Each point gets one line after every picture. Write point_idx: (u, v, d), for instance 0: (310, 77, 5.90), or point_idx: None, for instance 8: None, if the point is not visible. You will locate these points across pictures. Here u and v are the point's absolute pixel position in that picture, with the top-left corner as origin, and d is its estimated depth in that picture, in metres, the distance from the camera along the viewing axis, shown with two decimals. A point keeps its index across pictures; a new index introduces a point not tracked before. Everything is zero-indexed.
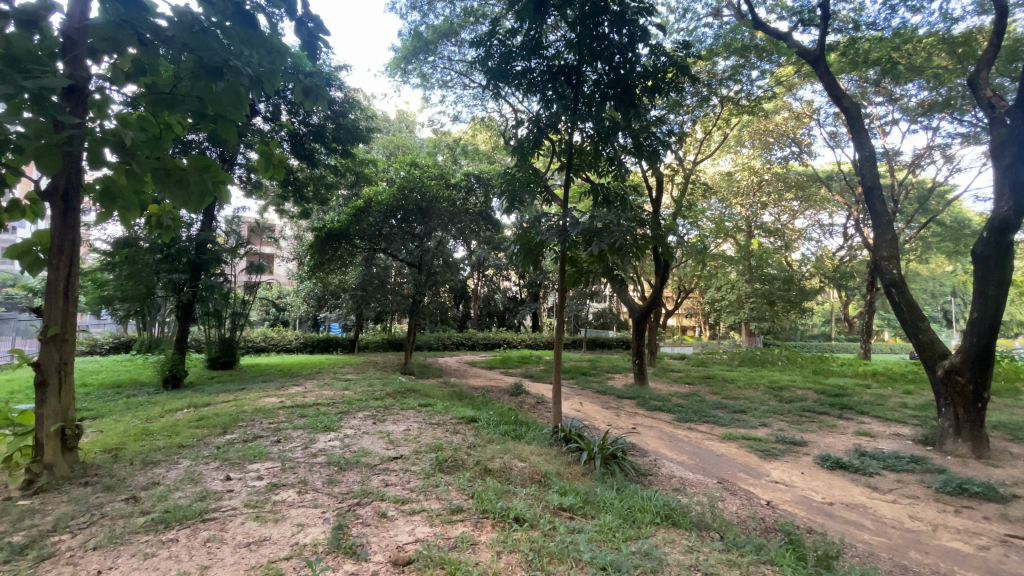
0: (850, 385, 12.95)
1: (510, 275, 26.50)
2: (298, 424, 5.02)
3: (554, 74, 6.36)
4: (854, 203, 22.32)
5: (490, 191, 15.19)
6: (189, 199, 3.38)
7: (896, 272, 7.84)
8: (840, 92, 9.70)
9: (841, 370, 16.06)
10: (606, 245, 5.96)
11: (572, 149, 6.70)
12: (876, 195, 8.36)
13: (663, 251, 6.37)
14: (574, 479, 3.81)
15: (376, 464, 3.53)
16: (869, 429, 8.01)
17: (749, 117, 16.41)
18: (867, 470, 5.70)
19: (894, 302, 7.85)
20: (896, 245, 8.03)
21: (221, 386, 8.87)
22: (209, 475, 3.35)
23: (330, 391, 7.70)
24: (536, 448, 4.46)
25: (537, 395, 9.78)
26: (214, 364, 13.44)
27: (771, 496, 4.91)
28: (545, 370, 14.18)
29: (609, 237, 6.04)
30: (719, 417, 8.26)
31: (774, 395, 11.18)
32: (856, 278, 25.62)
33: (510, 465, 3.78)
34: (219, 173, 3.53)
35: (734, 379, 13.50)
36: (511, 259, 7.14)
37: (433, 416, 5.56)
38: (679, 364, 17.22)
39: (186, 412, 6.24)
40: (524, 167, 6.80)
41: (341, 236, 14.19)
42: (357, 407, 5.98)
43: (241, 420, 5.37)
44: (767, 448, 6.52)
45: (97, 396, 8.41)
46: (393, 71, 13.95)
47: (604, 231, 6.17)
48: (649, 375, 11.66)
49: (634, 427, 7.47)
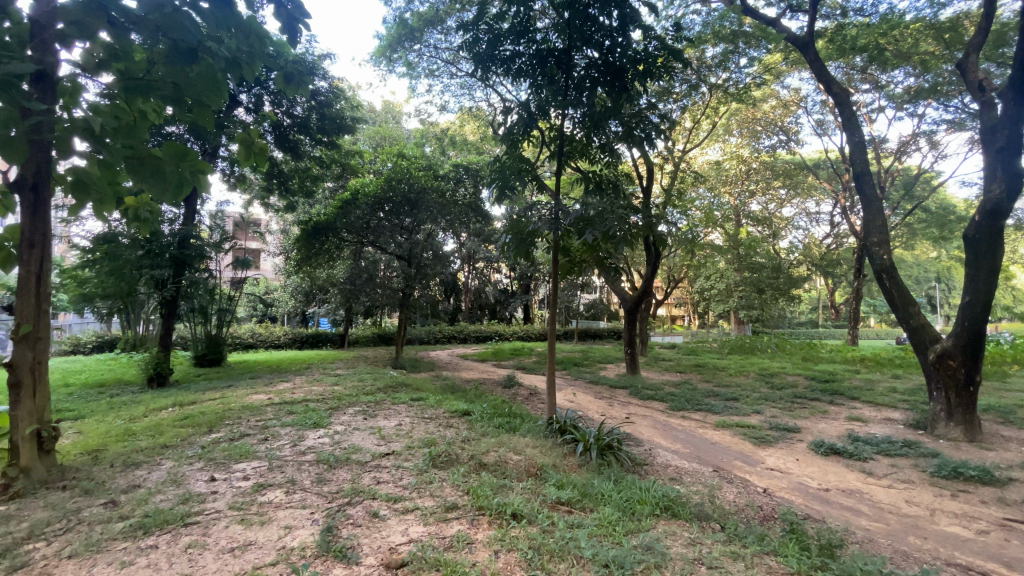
0: (839, 371, 13.07)
1: (500, 267, 26.38)
2: (286, 421, 4.89)
3: (543, 58, 6.25)
4: (841, 191, 22.46)
5: (479, 182, 15.04)
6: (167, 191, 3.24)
7: (887, 258, 7.86)
8: (830, 78, 9.63)
9: (829, 356, 16.25)
10: (598, 234, 5.84)
11: (563, 137, 6.56)
12: (866, 181, 8.34)
13: (658, 240, 6.27)
14: (570, 472, 3.74)
15: (367, 462, 3.42)
16: (860, 414, 8.07)
17: (737, 105, 16.39)
18: (861, 456, 5.72)
19: (884, 288, 7.87)
20: (887, 231, 8.05)
21: (207, 383, 8.70)
22: (193, 477, 3.21)
23: (320, 387, 7.56)
24: (531, 440, 4.38)
25: (530, 387, 9.72)
26: (201, 361, 13.20)
27: (767, 483, 4.88)
28: (537, 362, 14.14)
29: (602, 226, 5.93)
30: (712, 405, 8.27)
31: (766, 382, 11.24)
32: (843, 265, 25.89)
33: (505, 459, 3.69)
34: (198, 162, 3.34)
35: (725, 367, 13.56)
36: (502, 250, 6.98)
37: (425, 410, 5.45)
38: (669, 353, 17.29)
39: (170, 411, 6.07)
40: (513, 155, 6.65)
41: (328, 229, 13.96)
42: (347, 402, 5.85)
43: (227, 418, 5.22)
44: (761, 435, 6.51)
45: (79, 396, 8.19)
46: (378, 60, 13.65)
47: (597, 219, 6.07)
48: (641, 364, 11.66)
49: (628, 417, 7.42)
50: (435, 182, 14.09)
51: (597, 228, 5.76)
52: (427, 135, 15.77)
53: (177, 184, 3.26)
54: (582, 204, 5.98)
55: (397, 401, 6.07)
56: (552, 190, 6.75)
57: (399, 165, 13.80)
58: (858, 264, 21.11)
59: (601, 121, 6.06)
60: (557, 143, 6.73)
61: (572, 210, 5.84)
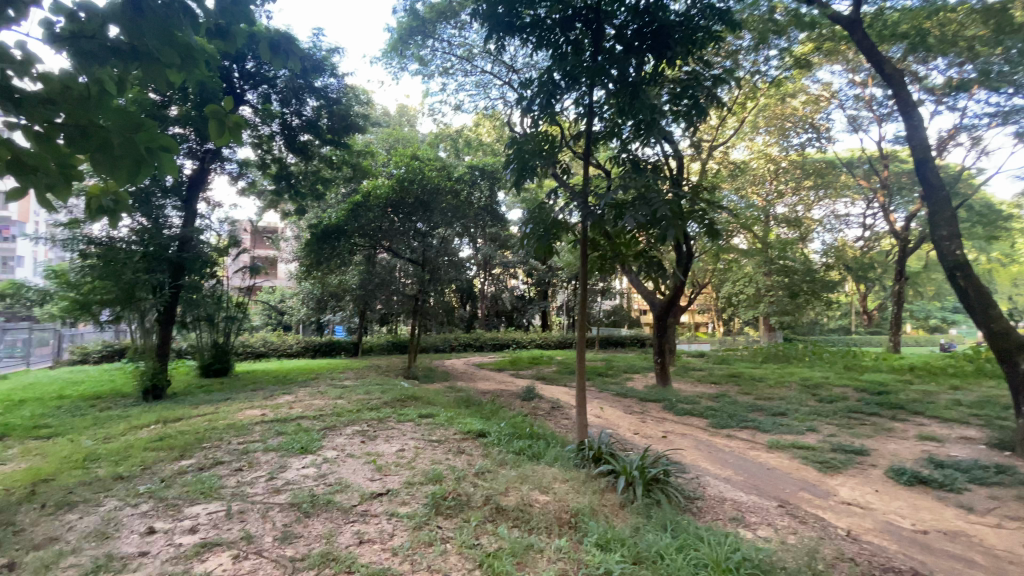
0: (891, 382, 11.91)
1: (517, 273, 25.65)
2: (271, 444, 4.18)
3: (569, 21, 5.42)
4: (878, 190, 21.22)
5: (495, 185, 14.36)
6: (122, 173, 2.70)
7: (960, 254, 6.90)
8: (881, 58, 8.73)
9: (875, 364, 15.04)
10: (643, 219, 4.90)
11: (592, 115, 5.72)
12: (930, 168, 7.35)
13: (709, 229, 5.35)
14: (613, 519, 2.95)
15: (353, 507, 2.67)
16: (932, 433, 7.06)
17: (766, 99, 15.45)
18: (954, 487, 4.78)
19: (958, 288, 6.90)
20: (958, 223, 7.09)
21: (204, 396, 8.11)
22: (128, 527, 2.51)
23: (321, 401, 6.87)
24: (560, 473, 3.59)
25: (552, 400, 8.92)
26: (207, 371, 12.65)
27: (848, 524, 4.00)
28: (559, 372, 13.30)
29: (648, 208, 4.99)
30: (759, 421, 7.33)
31: (811, 394, 10.23)
32: (878, 268, 24.51)
33: (529, 500, 2.94)
34: (157, 137, 2.78)
35: (762, 377, 12.53)
36: (522, 242, 6.15)
37: (434, 430, 4.69)
38: (698, 362, 16.29)
39: (152, 429, 5.43)
40: (535, 138, 5.85)
41: (339, 232, 13.35)
42: (345, 421, 5.12)
43: (207, 439, 4.54)
44: (825, 460, 5.57)
45: (69, 410, 7.65)
46: (388, 58, 13.09)
47: (640, 201, 5.13)
48: (672, 375, 10.75)
49: (665, 436, 6.55)
50: (448, 181, 13.47)
51: (643, 211, 4.80)
52: (441, 136, 15.18)
53: (133, 165, 2.70)
54: (619, 185, 5.05)
55: (405, 418, 5.33)
56: (582, 177, 5.85)
57: (411, 163, 13.14)
58: (899, 267, 19.77)
59: (641, 90, 5.20)
60: (585, 123, 5.84)
61: (609, 193, 4.92)
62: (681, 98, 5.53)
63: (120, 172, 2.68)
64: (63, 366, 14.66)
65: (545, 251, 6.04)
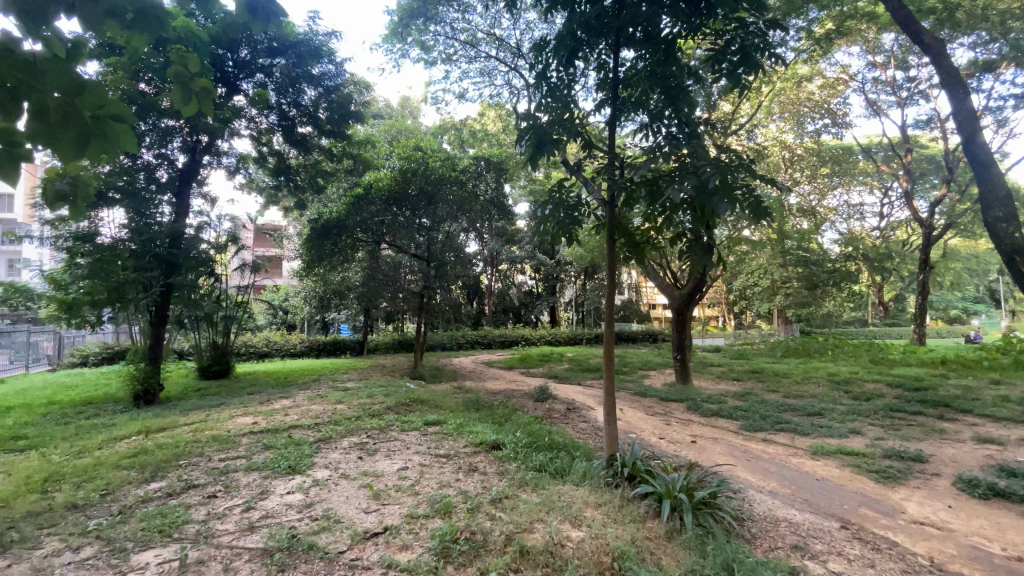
0: (925, 377, 11.20)
1: (525, 269, 25.09)
2: (257, 461, 3.66)
3: None
4: (899, 177, 20.37)
5: (502, 176, 13.74)
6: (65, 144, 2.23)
7: (1019, 237, 6.25)
8: (919, 28, 8.04)
9: (903, 358, 14.32)
10: (685, 191, 3.91)
11: (617, 80, 4.83)
12: (981, 144, 6.68)
13: (767, 211, 4.26)
14: (664, 561, 2.41)
15: (343, 557, 2.14)
16: (989, 434, 6.42)
17: (783, 83, 14.69)
18: None
19: (1018, 272, 6.25)
20: (1013, 202, 6.42)
21: (197, 401, 7.63)
22: None
23: (320, 406, 6.35)
24: (591, 497, 3.03)
25: (567, 400, 8.35)
26: (207, 373, 12.19)
27: (928, 552, 3.42)
28: (571, 370, 12.73)
29: (692, 177, 3.90)
30: (796, 423, 6.73)
31: (841, 391, 9.61)
32: (897, 258, 23.67)
33: (561, 540, 2.39)
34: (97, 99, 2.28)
35: (787, 374, 11.90)
36: (539, 224, 5.49)
37: (442, 442, 4.13)
38: (715, 358, 15.66)
39: (133, 440, 4.94)
40: (551, 108, 5.00)
41: (341, 227, 12.86)
42: (343, 430, 4.58)
43: (185, 455, 4.02)
44: (881, 469, 4.98)
45: (54, 417, 7.20)
46: (389, 45, 12.53)
47: (683, 171, 4.03)
48: (693, 374, 10.20)
49: (695, 442, 5.98)
50: (453, 171, 12.94)
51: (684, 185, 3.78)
52: (445, 128, 14.58)
53: (82, 136, 2.28)
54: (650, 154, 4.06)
55: (408, 425, 4.80)
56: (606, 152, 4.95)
57: (412, 152, 12.60)
58: (923, 256, 18.93)
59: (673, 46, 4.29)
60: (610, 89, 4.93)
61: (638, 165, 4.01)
62: (725, 53, 4.49)
63: (67, 144, 2.26)
64: (63, 369, 14.32)
65: (566, 236, 5.46)
